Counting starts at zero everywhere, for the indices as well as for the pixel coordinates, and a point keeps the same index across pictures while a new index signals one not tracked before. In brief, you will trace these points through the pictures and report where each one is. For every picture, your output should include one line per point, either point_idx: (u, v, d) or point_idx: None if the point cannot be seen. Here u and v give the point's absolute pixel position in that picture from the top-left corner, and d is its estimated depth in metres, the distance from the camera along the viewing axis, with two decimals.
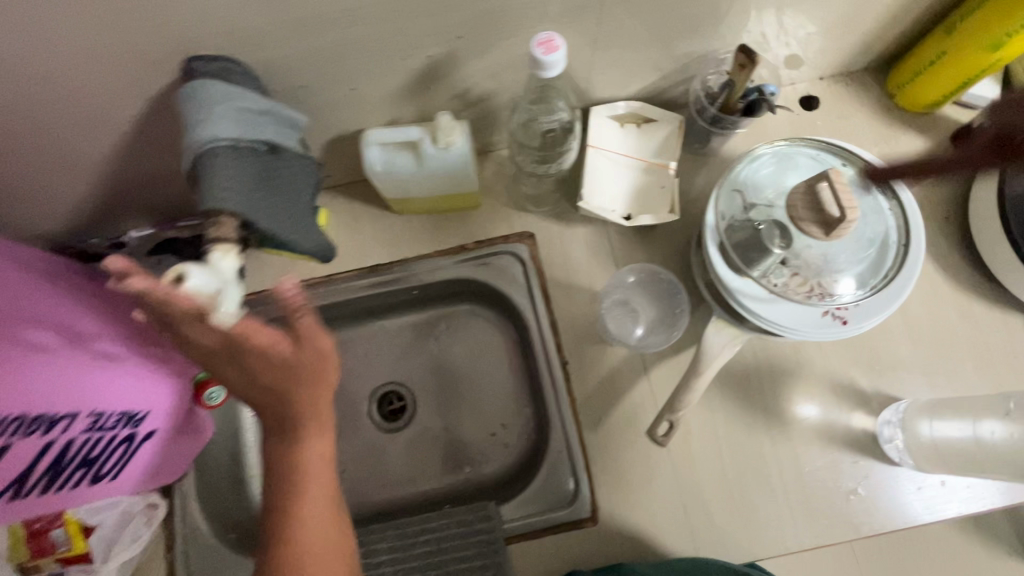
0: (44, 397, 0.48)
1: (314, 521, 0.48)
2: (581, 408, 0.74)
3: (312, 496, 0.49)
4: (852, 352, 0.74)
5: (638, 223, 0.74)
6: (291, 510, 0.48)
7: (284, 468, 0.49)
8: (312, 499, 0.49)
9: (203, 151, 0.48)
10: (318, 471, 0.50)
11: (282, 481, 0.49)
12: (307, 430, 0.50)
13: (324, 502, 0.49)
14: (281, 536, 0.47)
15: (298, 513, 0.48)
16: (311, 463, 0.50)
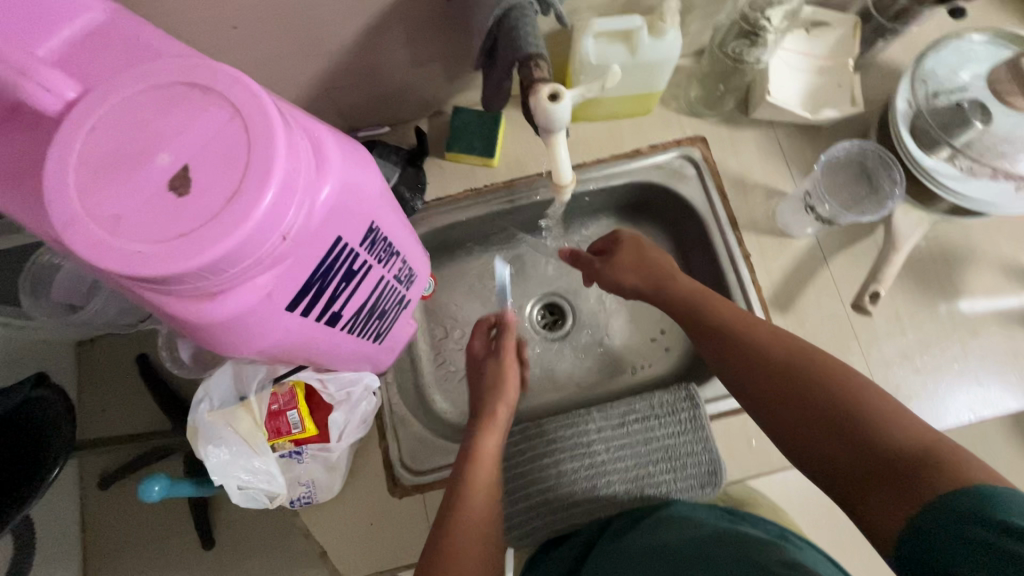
0: (397, 229, 0.48)
1: (476, 491, 0.59)
2: (767, 297, 0.78)
3: (482, 473, 0.61)
4: (1021, 238, 0.78)
5: (827, 115, 0.78)
6: (469, 482, 0.60)
7: (464, 456, 0.63)
8: (479, 483, 0.60)
9: (511, 5, 0.50)
10: (485, 472, 0.61)
11: (460, 463, 0.62)
12: (494, 428, 0.66)
13: (484, 476, 0.61)
14: (455, 502, 0.58)
15: (462, 491, 0.59)
16: (485, 457, 0.63)
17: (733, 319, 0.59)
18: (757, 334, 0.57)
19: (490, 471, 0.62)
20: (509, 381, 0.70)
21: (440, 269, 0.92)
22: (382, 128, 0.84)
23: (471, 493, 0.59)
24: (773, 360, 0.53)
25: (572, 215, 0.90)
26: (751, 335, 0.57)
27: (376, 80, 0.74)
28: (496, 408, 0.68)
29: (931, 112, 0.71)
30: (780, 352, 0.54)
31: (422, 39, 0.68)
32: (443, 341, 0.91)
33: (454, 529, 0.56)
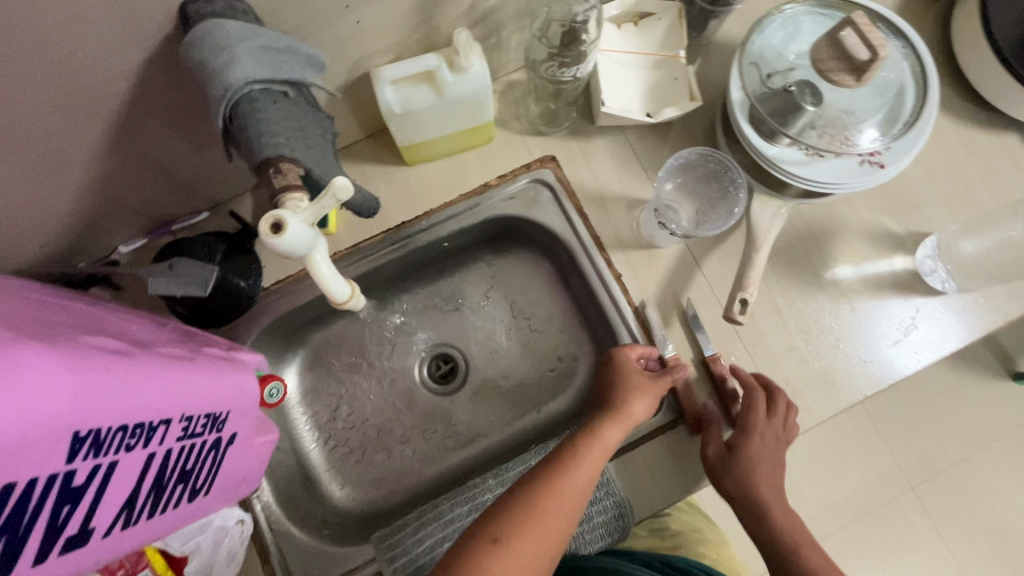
0: (144, 400, 0.40)
1: (582, 470, 0.55)
2: (646, 316, 0.75)
3: (594, 456, 0.57)
4: (881, 202, 0.77)
5: (664, 117, 0.72)
6: (562, 464, 0.56)
7: (578, 441, 0.58)
8: (580, 466, 0.56)
9: (238, 98, 0.43)
10: (595, 459, 0.57)
11: (576, 444, 0.58)
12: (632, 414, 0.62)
13: (586, 468, 0.56)
14: (549, 474, 0.54)
15: (557, 480, 0.54)
16: (603, 441, 0.59)
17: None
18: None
19: (596, 463, 0.57)
20: (643, 391, 0.64)
21: (311, 347, 0.83)
22: (200, 215, 0.74)
23: (568, 473, 0.55)
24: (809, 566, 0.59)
25: (438, 260, 0.84)
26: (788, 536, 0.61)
27: (162, 171, 0.64)
28: (635, 409, 0.62)
29: (763, 99, 0.68)
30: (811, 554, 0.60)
31: (192, 122, 0.59)
32: (330, 423, 0.82)
33: (534, 513, 0.51)
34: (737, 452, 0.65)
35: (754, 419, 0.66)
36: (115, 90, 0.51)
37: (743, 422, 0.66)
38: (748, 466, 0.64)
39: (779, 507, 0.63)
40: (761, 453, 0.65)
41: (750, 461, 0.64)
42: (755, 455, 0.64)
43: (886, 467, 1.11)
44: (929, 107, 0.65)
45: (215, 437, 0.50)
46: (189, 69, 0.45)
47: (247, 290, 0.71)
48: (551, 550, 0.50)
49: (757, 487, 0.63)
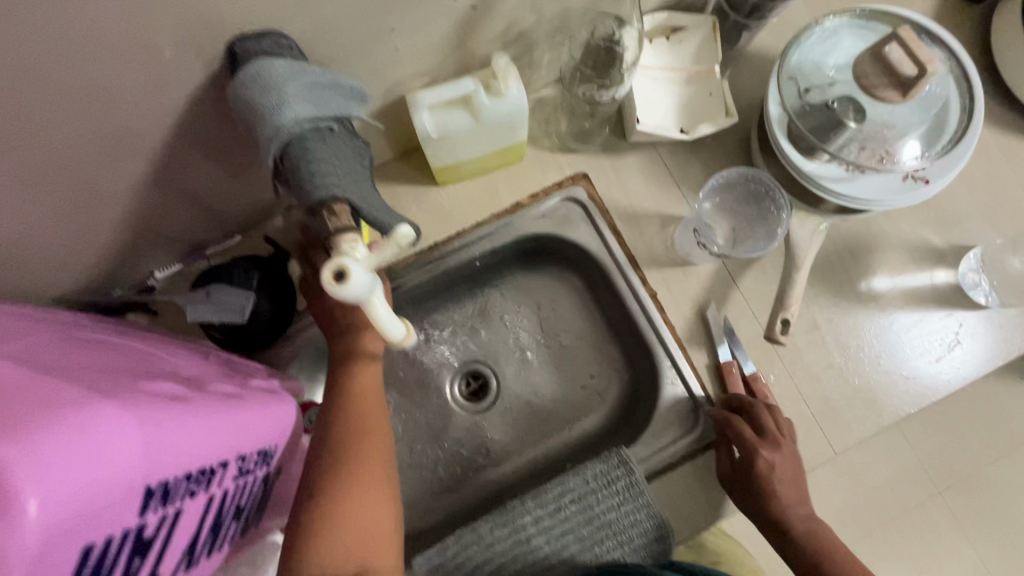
0: (207, 444, 0.40)
1: (371, 436, 0.53)
2: (682, 334, 0.74)
3: (370, 395, 0.55)
4: (921, 215, 0.75)
5: (698, 134, 0.71)
6: (351, 407, 0.54)
7: (342, 375, 0.56)
8: (368, 415, 0.54)
9: (289, 138, 0.42)
10: (370, 394, 0.55)
11: (335, 403, 0.54)
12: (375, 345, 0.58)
13: (372, 418, 0.54)
14: (333, 428, 0.52)
15: (353, 438, 0.52)
16: (365, 374, 0.56)
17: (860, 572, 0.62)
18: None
19: (373, 387, 0.56)
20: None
21: None
22: (232, 239, 0.74)
23: (351, 428, 0.52)
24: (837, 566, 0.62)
25: (469, 278, 0.83)
26: (815, 540, 0.64)
27: (199, 199, 0.64)
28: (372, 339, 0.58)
29: (802, 114, 0.66)
30: (836, 557, 0.63)
31: (231, 154, 0.59)
32: None
33: (343, 488, 0.49)
34: (753, 473, 0.65)
35: (761, 441, 0.65)
36: (159, 125, 0.51)
37: (750, 445, 0.65)
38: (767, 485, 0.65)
39: (802, 515, 0.65)
40: (782, 477, 0.65)
41: (765, 484, 0.65)
42: (772, 476, 0.65)
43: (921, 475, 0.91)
44: (974, 122, 0.64)
45: (266, 469, 0.51)
46: (236, 108, 0.44)
47: (283, 316, 0.71)
48: (386, 506, 0.50)
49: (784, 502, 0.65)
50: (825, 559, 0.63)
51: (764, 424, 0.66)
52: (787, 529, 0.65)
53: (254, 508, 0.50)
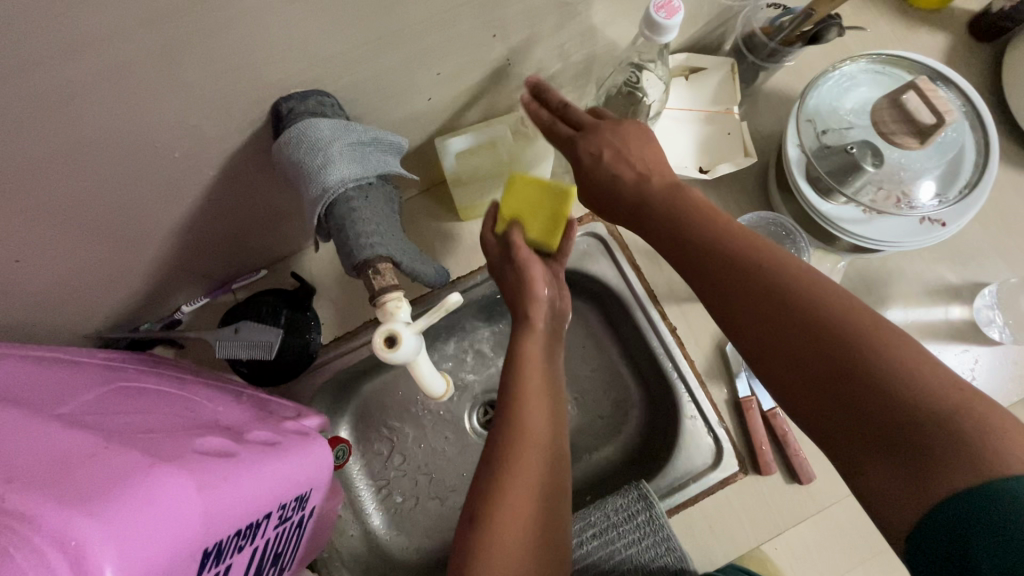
0: (256, 497, 0.41)
1: (535, 424, 0.53)
2: (701, 368, 0.75)
3: (534, 384, 0.56)
4: (936, 252, 0.77)
5: (717, 173, 0.72)
6: (521, 400, 0.54)
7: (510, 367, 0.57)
8: (534, 402, 0.55)
9: (334, 198, 0.44)
10: (538, 382, 0.56)
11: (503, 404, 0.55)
12: (536, 328, 0.60)
13: (539, 410, 0.54)
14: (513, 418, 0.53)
15: (519, 428, 0.53)
16: (529, 359, 0.58)
17: (876, 326, 0.39)
18: (949, 399, 0.35)
19: (540, 379, 0.57)
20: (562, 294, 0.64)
21: (362, 398, 0.84)
22: (259, 272, 0.75)
23: (526, 417, 0.53)
24: (836, 325, 0.40)
25: (487, 309, 0.85)
26: (786, 273, 0.44)
27: (229, 239, 0.65)
28: (534, 309, 0.60)
29: (820, 156, 0.68)
30: (856, 335, 0.39)
31: (263, 198, 0.60)
32: (384, 470, 0.83)
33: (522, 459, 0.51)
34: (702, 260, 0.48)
35: (578, 135, 0.55)
36: (199, 177, 0.52)
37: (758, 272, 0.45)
38: (738, 266, 0.46)
39: (760, 252, 0.46)
40: (764, 272, 0.45)
41: (680, 238, 0.50)
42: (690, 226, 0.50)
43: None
44: (991, 166, 0.65)
45: (302, 513, 0.51)
46: (282, 165, 0.46)
47: (309, 350, 0.72)
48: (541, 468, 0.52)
49: (766, 300, 0.44)
50: (822, 323, 0.41)
51: (578, 116, 0.56)
52: (780, 331, 0.43)
53: (288, 553, 0.51)
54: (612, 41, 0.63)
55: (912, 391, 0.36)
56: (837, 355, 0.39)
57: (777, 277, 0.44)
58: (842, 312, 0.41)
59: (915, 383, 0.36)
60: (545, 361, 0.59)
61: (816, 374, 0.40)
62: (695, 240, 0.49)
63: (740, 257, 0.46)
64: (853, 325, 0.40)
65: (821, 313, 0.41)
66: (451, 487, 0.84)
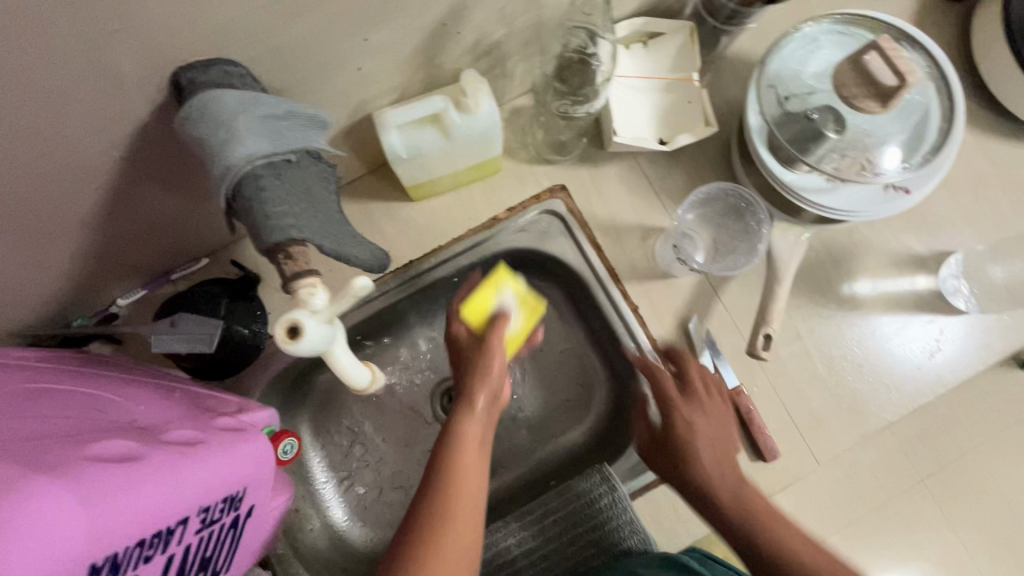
0: (160, 504, 0.38)
1: (463, 508, 0.47)
2: (665, 346, 0.73)
3: (469, 457, 0.50)
4: (903, 221, 0.75)
5: (677, 144, 0.69)
6: (447, 492, 0.48)
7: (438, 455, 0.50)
8: (462, 495, 0.48)
9: (240, 177, 0.40)
10: (473, 460, 0.51)
11: (433, 475, 0.49)
12: (474, 409, 0.53)
13: (473, 497, 0.49)
14: (432, 501, 0.47)
15: (446, 516, 0.46)
16: (467, 443, 0.51)
17: (803, 545, 0.54)
18: (830, 565, 0.53)
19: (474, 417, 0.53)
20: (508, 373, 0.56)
21: (319, 389, 0.81)
22: (200, 262, 0.71)
23: (449, 513, 0.46)
24: (819, 572, 0.52)
25: (447, 294, 0.81)
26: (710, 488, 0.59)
27: (158, 228, 0.61)
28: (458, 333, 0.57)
29: (781, 124, 0.65)
30: (788, 528, 0.56)
31: (187, 181, 0.56)
32: (346, 462, 0.81)
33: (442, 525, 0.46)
34: (674, 437, 0.61)
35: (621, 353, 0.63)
36: (105, 161, 0.48)
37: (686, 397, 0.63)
38: (695, 453, 0.60)
39: (731, 473, 0.60)
40: (702, 428, 0.62)
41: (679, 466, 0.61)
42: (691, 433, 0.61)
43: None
44: (955, 130, 0.63)
45: (237, 512, 0.48)
46: (187, 143, 0.42)
47: (254, 341, 0.68)
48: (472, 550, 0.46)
49: (735, 507, 0.57)
50: (774, 532, 0.55)
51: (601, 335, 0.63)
52: (756, 547, 0.55)
53: (225, 555, 0.48)
54: (559, 4, 0.59)
55: (825, 574, 0.52)
56: (798, 573, 0.53)
57: (718, 470, 0.60)
58: (766, 508, 0.58)
59: (782, 542, 0.55)
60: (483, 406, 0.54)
61: (761, 555, 0.55)
62: (680, 431, 0.61)
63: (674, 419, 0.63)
64: (800, 550, 0.54)
65: (789, 548, 0.54)
66: (415, 478, 0.81)
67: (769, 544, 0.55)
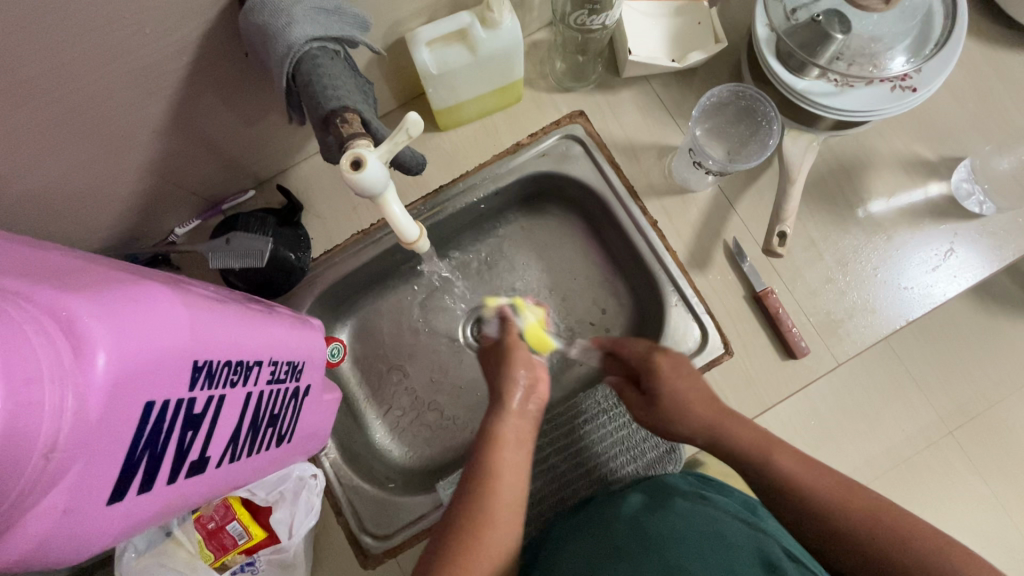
0: (244, 341, 0.43)
1: (506, 492, 0.53)
2: (682, 256, 0.76)
3: (508, 475, 0.54)
4: (911, 130, 0.78)
5: (690, 61, 0.73)
6: (492, 471, 0.54)
7: (485, 443, 0.56)
8: (506, 478, 0.54)
9: (300, 57, 0.46)
10: (513, 454, 0.55)
11: (482, 452, 0.55)
12: (512, 410, 0.58)
13: (513, 482, 0.54)
14: (483, 484, 0.53)
15: (488, 491, 0.52)
16: (506, 444, 0.56)
17: (800, 473, 0.54)
18: (830, 493, 0.52)
19: (513, 457, 0.56)
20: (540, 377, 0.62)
21: (357, 318, 0.87)
22: (247, 193, 0.77)
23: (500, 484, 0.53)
24: (806, 481, 0.53)
25: (473, 224, 0.86)
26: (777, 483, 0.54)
27: (214, 148, 0.67)
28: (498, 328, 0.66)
29: (792, 32, 0.67)
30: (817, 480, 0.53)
31: (242, 98, 0.62)
32: (382, 387, 0.85)
33: (495, 475, 0.54)
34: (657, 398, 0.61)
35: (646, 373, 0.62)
36: (175, 67, 0.53)
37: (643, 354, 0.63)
38: (676, 398, 0.60)
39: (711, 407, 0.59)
40: (682, 376, 0.61)
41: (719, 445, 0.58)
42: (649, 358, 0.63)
43: (929, 419, 0.95)
44: (958, 28, 0.66)
45: (296, 378, 0.54)
46: (250, 34, 0.47)
47: (300, 261, 0.74)
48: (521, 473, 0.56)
49: (704, 420, 0.59)
50: (774, 460, 0.55)
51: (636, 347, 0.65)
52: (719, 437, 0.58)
53: (285, 422, 0.54)
54: None
55: (814, 501, 0.52)
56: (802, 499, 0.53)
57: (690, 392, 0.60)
58: (762, 436, 0.57)
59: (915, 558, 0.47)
60: (521, 439, 0.57)
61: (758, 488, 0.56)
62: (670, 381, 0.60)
63: (675, 395, 0.60)
64: (802, 476, 0.54)
65: (791, 479, 0.54)
66: (447, 402, 0.85)
67: (740, 446, 0.57)
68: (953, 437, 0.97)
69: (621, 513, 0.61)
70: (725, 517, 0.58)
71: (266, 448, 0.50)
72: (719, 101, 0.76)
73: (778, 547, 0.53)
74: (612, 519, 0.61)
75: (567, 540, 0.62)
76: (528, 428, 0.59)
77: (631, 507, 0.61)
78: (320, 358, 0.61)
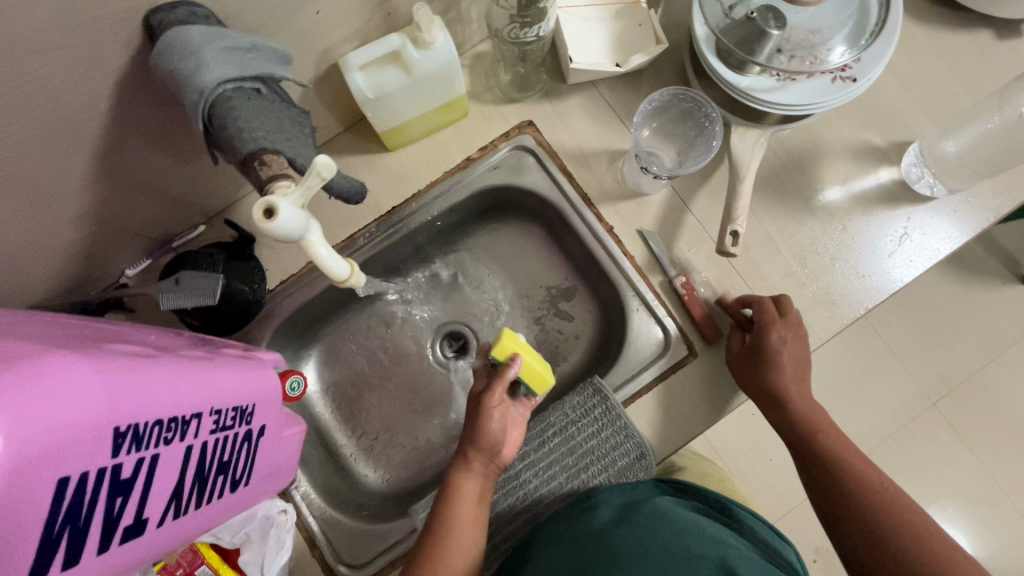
0: (176, 396, 0.43)
1: (457, 552, 0.55)
2: (641, 261, 0.76)
3: (462, 533, 0.56)
4: (859, 116, 0.78)
5: (633, 64, 0.73)
6: (449, 528, 0.56)
7: (444, 499, 0.58)
8: (462, 533, 0.56)
9: (214, 99, 0.45)
10: (469, 511, 0.58)
11: (440, 507, 0.57)
12: (472, 467, 0.60)
13: (467, 540, 0.57)
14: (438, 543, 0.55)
15: (440, 552, 0.55)
16: (465, 497, 0.58)
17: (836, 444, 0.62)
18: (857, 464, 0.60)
19: (470, 515, 0.58)
20: (509, 438, 0.62)
21: (322, 345, 0.85)
22: (196, 228, 0.76)
23: (454, 544, 0.55)
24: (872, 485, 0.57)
25: (433, 240, 0.85)
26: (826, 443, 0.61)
27: (153, 188, 0.65)
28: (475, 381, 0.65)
29: (728, 30, 0.67)
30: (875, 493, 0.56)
31: (174, 137, 0.61)
32: (353, 413, 0.84)
33: (449, 536, 0.56)
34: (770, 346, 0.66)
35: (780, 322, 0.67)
36: (95, 113, 0.52)
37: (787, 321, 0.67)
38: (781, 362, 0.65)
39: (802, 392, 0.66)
40: (794, 353, 0.67)
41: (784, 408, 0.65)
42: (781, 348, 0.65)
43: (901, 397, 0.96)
44: (892, 14, 0.66)
45: (245, 420, 0.53)
46: (161, 77, 0.46)
47: (255, 294, 0.73)
48: (474, 537, 0.57)
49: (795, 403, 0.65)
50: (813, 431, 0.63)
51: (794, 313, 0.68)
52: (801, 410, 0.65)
53: (240, 465, 0.53)
54: None
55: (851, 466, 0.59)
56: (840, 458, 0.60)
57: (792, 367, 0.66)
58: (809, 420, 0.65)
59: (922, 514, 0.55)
60: (480, 497, 0.59)
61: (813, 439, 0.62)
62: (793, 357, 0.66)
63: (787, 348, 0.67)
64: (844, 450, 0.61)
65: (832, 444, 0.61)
66: (419, 423, 0.84)
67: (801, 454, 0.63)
68: (936, 408, 0.99)
69: (591, 527, 0.61)
70: (687, 521, 0.58)
71: (220, 495, 0.49)
72: (662, 104, 0.76)
73: (739, 550, 0.54)
74: (581, 532, 0.61)
75: (535, 554, 0.62)
76: (485, 485, 0.60)
77: (602, 518, 0.61)
78: (270, 394, 0.59)
